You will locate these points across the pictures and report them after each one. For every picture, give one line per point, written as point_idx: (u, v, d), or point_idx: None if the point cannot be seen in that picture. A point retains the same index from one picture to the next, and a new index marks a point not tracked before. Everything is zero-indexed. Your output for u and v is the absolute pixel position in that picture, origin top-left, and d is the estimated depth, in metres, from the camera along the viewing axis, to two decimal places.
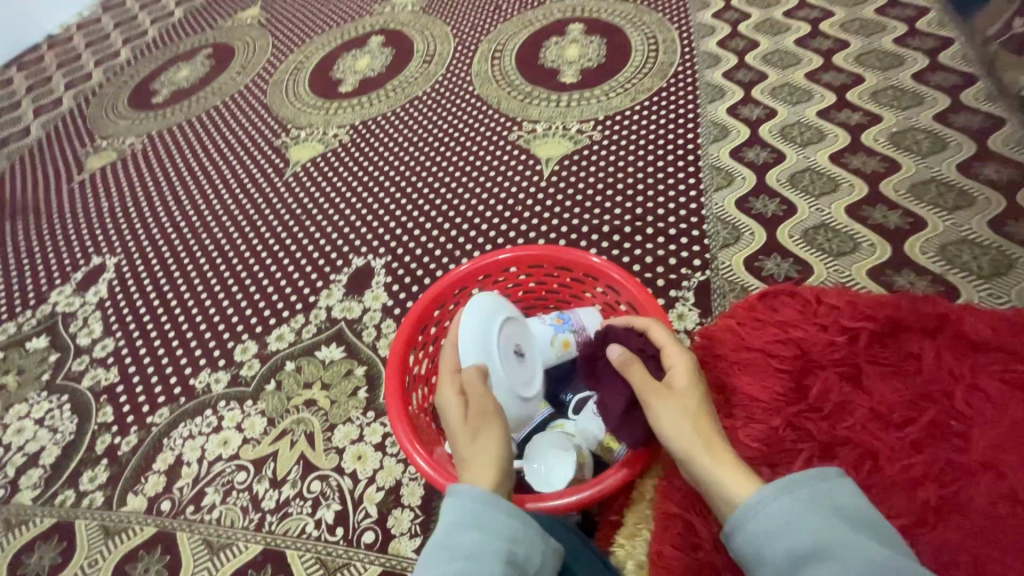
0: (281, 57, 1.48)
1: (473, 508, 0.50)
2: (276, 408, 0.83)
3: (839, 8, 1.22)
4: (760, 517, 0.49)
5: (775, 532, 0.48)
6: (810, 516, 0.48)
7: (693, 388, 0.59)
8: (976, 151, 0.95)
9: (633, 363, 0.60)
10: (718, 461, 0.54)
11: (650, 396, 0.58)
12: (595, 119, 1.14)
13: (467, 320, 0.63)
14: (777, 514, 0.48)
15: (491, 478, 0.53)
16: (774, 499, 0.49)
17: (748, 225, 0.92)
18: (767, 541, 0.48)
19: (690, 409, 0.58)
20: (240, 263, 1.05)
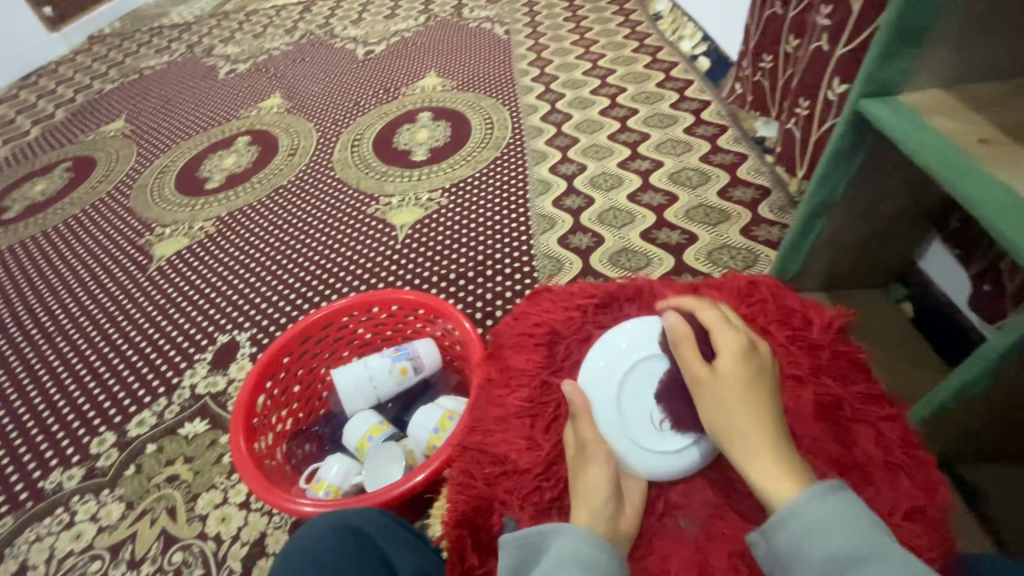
0: (145, 163, 1.54)
1: (580, 543, 0.47)
2: (135, 491, 0.86)
3: (630, 84, 1.50)
4: (806, 514, 0.42)
5: (821, 532, 0.41)
6: (869, 525, 0.41)
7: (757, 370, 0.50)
8: (730, 179, 1.21)
9: (686, 339, 0.54)
10: (755, 444, 0.47)
11: (700, 373, 0.52)
12: (442, 187, 1.30)
13: (594, 350, 0.62)
14: (825, 512, 0.41)
15: (589, 510, 0.50)
16: (830, 497, 0.42)
17: (569, 257, 1.11)
18: (808, 542, 0.41)
19: (745, 388, 0.49)
20: (99, 359, 1.06)
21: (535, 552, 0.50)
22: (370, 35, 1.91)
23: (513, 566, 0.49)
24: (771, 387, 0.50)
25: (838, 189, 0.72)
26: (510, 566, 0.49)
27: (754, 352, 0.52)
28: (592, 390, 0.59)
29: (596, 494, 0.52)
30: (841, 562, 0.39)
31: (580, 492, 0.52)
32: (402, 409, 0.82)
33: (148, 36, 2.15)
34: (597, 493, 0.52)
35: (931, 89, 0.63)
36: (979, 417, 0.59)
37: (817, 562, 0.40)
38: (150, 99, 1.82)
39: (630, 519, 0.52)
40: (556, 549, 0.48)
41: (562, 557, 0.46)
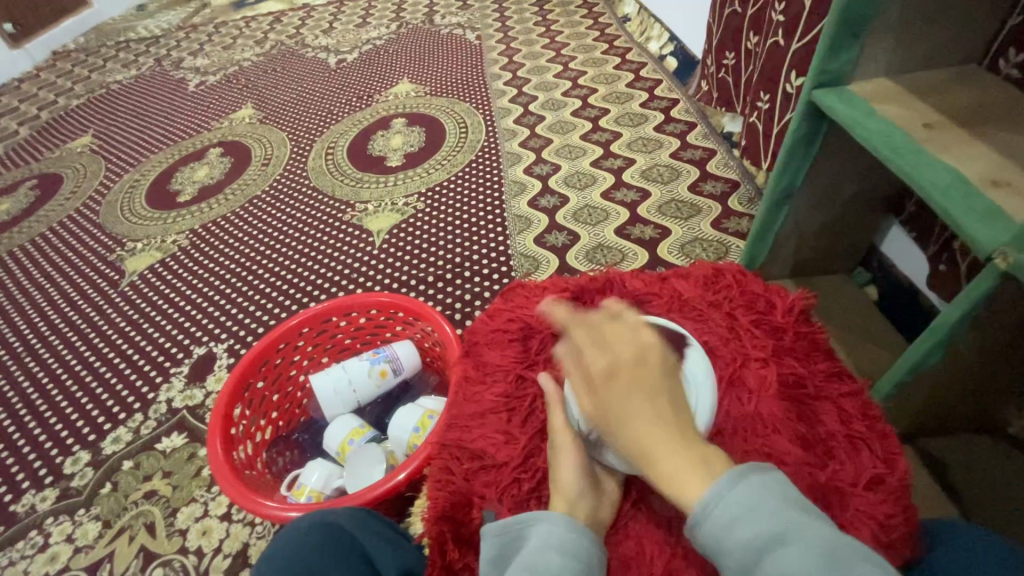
0: (114, 178, 1.52)
1: (561, 532, 0.48)
2: (112, 509, 0.84)
3: (600, 85, 1.52)
4: (713, 511, 0.41)
5: (736, 522, 0.40)
6: (780, 504, 0.40)
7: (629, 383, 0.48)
8: (700, 174, 1.24)
9: (570, 367, 0.53)
10: (655, 460, 0.45)
11: (590, 406, 0.50)
12: (418, 192, 1.31)
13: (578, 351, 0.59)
14: (737, 500, 0.41)
15: (567, 500, 0.51)
16: (737, 485, 0.42)
17: (545, 256, 1.12)
18: (727, 534, 0.40)
19: (627, 409, 0.47)
20: (71, 378, 1.04)
21: (513, 544, 0.50)
22: (341, 44, 1.91)
23: (494, 559, 0.49)
24: (653, 396, 0.48)
25: (798, 177, 0.75)
26: (490, 559, 0.49)
27: (629, 367, 0.50)
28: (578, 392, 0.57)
29: (575, 485, 0.52)
30: (758, 547, 0.38)
31: (560, 483, 0.53)
32: (382, 412, 0.83)
33: (114, 51, 2.11)
34: (573, 484, 0.52)
35: (878, 78, 0.66)
36: (936, 390, 0.61)
37: (738, 551, 0.39)
38: (117, 113, 1.79)
39: (610, 508, 0.53)
40: (537, 539, 0.48)
41: (543, 545, 0.47)
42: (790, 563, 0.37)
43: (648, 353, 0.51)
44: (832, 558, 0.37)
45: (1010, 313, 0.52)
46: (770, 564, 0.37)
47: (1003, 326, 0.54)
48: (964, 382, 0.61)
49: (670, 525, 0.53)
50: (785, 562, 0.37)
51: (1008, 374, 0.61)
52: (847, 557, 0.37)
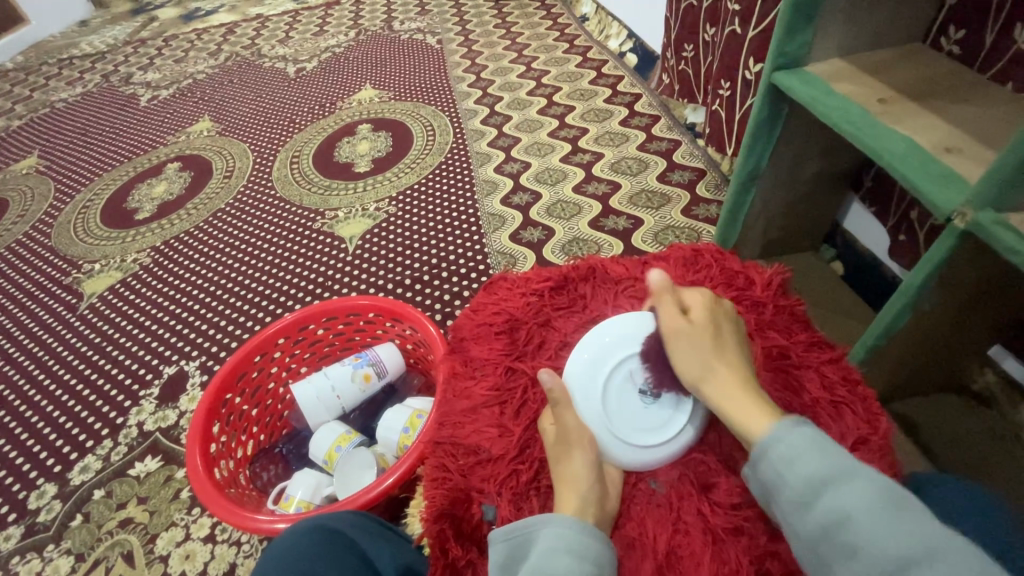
0: (65, 199, 1.44)
1: (569, 536, 0.47)
2: (85, 541, 0.81)
3: (564, 83, 1.54)
4: (782, 439, 0.44)
5: (801, 457, 0.42)
6: (846, 453, 0.42)
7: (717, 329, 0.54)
8: (667, 164, 1.26)
9: (663, 297, 0.57)
10: (730, 391, 0.49)
11: (681, 328, 0.54)
12: (389, 197, 1.29)
13: (580, 346, 0.59)
14: (805, 439, 0.43)
15: (577, 497, 0.50)
16: (807, 428, 0.44)
17: (522, 252, 1.12)
18: (788, 466, 0.42)
19: (718, 344, 0.52)
20: (30, 409, 0.98)
21: (520, 548, 0.49)
22: (299, 53, 1.87)
23: (502, 564, 0.48)
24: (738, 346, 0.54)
25: (763, 158, 0.77)
26: (499, 564, 0.48)
27: (722, 310, 0.57)
28: (576, 387, 0.56)
29: (580, 481, 0.51)
30: (817, 481, 0.41)
31: (566, 481, 0.52)
32: (369, 418, 0.81)
33: (57, 68, 2.02)
34: (578, 481, 0.51)
35: (832, 60, 0.69)
36: (906, 352, 0.64)
37: (796, 482, 0.42)
38: (64, 132, 1.70)
39: (613, 501, 0.53)
40: (546, 543, 0.47)
41: (551, 548, 0.46)
42: (850, 499, 0.39)
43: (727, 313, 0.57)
44: (893, 500, 0.38)
45: (973, 271, 0.55)
46: (830, 494, 0.40)
47: (964, 287, 0.57)
48: (935, 342, 0.64)
49: (669, 503, 0.53)
50: (845, 496, 0.39)
51: (971, 332, 0.65)
52: (908, 503, 0.38)
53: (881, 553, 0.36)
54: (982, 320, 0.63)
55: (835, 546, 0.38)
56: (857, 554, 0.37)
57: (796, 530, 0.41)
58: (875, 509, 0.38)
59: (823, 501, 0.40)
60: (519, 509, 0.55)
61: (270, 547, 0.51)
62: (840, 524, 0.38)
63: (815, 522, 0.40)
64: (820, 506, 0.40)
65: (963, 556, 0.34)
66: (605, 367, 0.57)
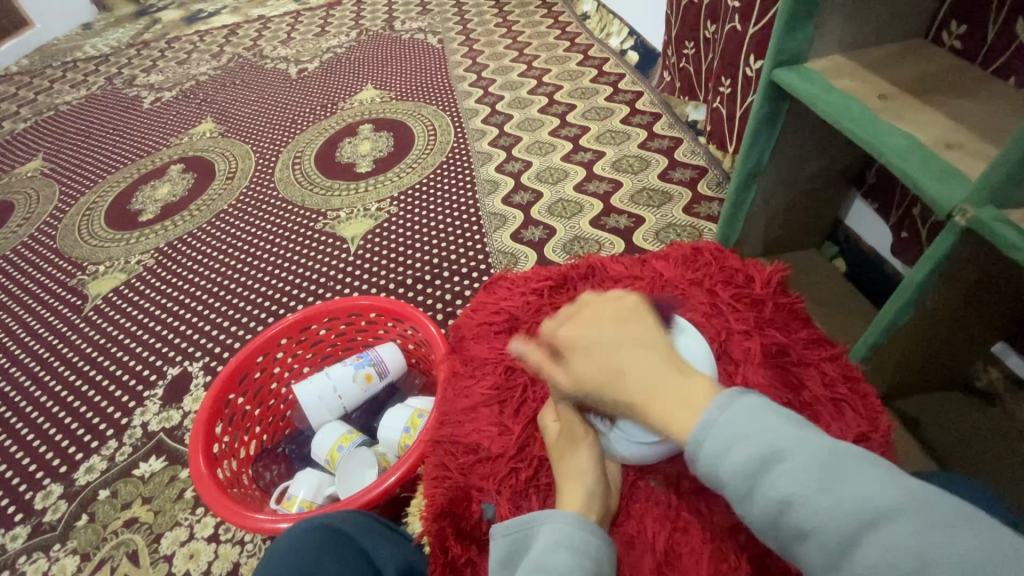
0: (70, 202, 1.45)
1: (569, 532, 0.47)
2: (91, 541, 0.81)
3: (565, 82, 1.53)
4: (708, 436, 0.39)
5: (733, 446, 0.38)
6: (771, 419, 0.39)
7: (597, 360, 0.46)
8: (669, 162, 1.26)
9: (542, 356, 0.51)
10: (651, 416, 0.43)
11: (572, 386, 0.48)
12: (390, 196, 1.29)
13: None
14: (729, 426, 0.39)
15: (582, 493, 0.50)
16: (725, 411, 0.40)
17: (523, 251, 1.12)
18: (721, 460, 0.39)
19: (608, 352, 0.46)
20: (36, 410, 0.99)
21: (521, 546, 0.49)
22: (301, 54, 1.87)
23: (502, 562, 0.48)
24: (629, 350, 0.46)
25: (764, 155, 0.77)
26: (498, 561, 0.49)
27: (598, 324, 0.49)
28: None
29: (586, 476, 0.51)
30: (754, 470, 0.37)
31: (569, 477, 0.51)
32: (371, 418, 0.82)
33: (61, 71, 2.03)
34: (584, 476, 0.51)
35: (832, 56, 0.69)
36: (908, 349, 0.63)
37: (734, 476, 0.38)
38: (69, 135, 1.71)
39: (615, 497, 0.53)
40: (547, 539, 0.46)
41: (550, 544, 0.46)
42: (789, 479, 0.36)
43: (603, 323, 0.49)
44: (828, 465, 0.36)
45: (974, 268, 0.55)
46: (769, 481, 0.37)
47: (966, 284, 0.56)
48: (935, 340, 0.63)
49: (669, 500, 0.53)
50: (785, 479, 0.36)
51: (974, 329, 0.64)
52: (841, 459, 0.36)
53: (830, 532, 0.34)
54: (985, 316, 0.63)
55: (786, 530, 0.36)
56: (811, 536, 0.35)
57: (746, 519, 0.39)
58: (815, 487, 0.35)
59: (762, 489, 0.37)
60: (519, 506, 0.55)
61: (271, 544, 0.51)
62: (786, 511, 0.36)
63: (761, 512, 0.37)
64: (762, 496, 0.37)
65: (903, 508, 0.33)
66: None
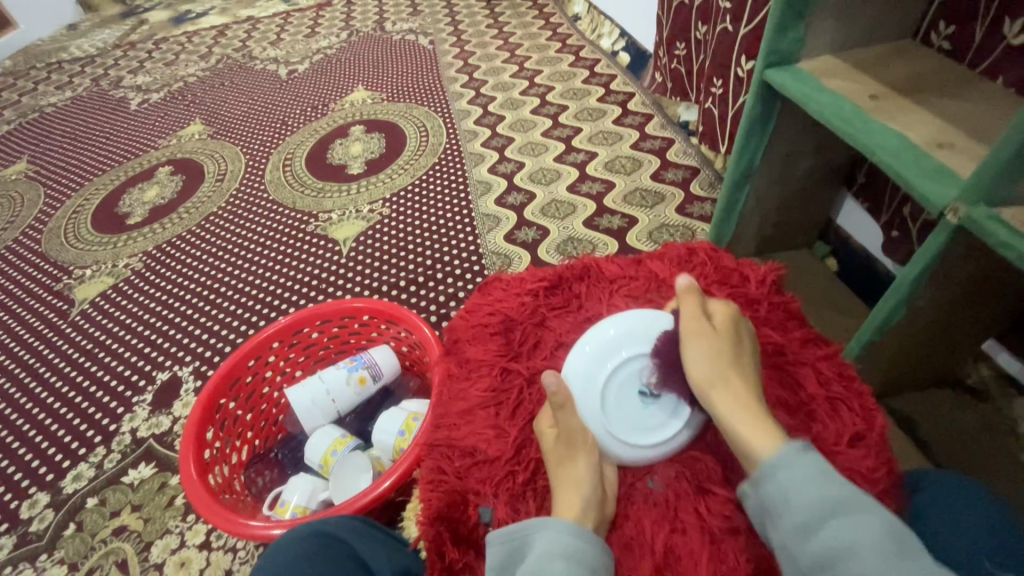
0: (55, 205, 1.42)
1: (567, 540, 0.47)
2: (78, 550, 0.80)
3: (557, 83, 1.54)
4: (789, 461, 0.45)
5: (811, 484, 0.44)
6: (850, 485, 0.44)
7: (734, 344, 0.54)
8: (661, 162, 1.26)
9: (692, 303, 0.57)
10: (740, 403, 0.50)
11: (704, 337, 0.54)
12: (382, 198, 1.28)
13: (579, 347, 0.58)
14: (811, 467, 0.45)
15: (580, 500, 0.50)
16: (811, 455, 0.46)
17: (517, 252, 1.12)
18: (795, 490, 0.44)
19: (736, 355, 0.53)
20: (22, 418, 0.97)
21: (518, 553, 0.49)
22: (291, 55, 1.86)
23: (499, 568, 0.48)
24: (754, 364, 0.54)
25: (757, 155, 0.77)
26: (496, 567, 0.48)
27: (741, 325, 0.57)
28: (577, 388, 0.56)
29: (582, 483, 0.51)
30: (828, 508, 0.42)
31: (566, 484, 0.51)
32: (365, 421, 0.81)
33: (45, 72, 2.00)
34: (582, 483, 0.51)
35: (823, 57, 0.69)
36: (901, 347, 0.64)
37: (803, 506, 0.43)
38: (54, 137, 1.69)
39: (612, 503, 0.53)
40: (543, 549, 0.46)
41: (547, 553, 0.46)
42: (854, 530, 0.40)
43: (743, 330, 0.57)
44: (899, 538, 0.40)
45: (965, 266, 0.55)
46: (836, 523, 0.41)
47: (959, 282, 0.57)
48: (929, 336, 0.64)
49: (666, 502, 0.53)
50: (850, 528, 0.41)
51: (966, 326, 0.65)
52: (910, 540, 0.40)
53: None
54: (977, 313, 0.64)
55: (836, 574, 0.39)
56: None
57: (792, 550, 0.42)
58: (883, 541, 0.39)
59: (826, 526, 0.41)
60: (516, 510, 0.54)
61: (265, 551, 0.51)
62: (842, 553, 0.40)
63: (815, 547, 0.41)
64: (824, 532, 0.41)
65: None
66: (607, 369, 0.56)
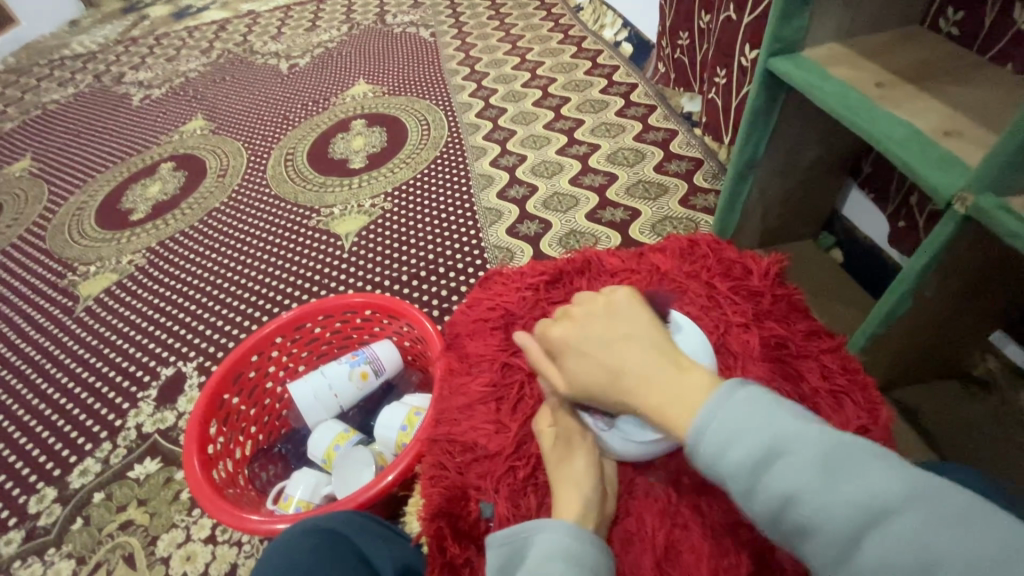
0: (59, 202, 1.43)
1: (567, 543, 0.46)
2: (86, 544, 0.81)
3: (559, 74, 1.52)
4: (708, 429, 0.39)
5: (733, 440, 0.38)
6: (772, 411, 0.38)
7: (594, 360, 0.46)
8: (664, 154, 1.25)
9: (539, 356, 0.51)
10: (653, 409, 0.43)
11: (570, 384, 0.48)
12: (384, 192, 1.28)
13: None
14: (728, 419, 0.39)
15: (578, 498, 0.50)
16: (729, 402, 0.39)
17: (518, 245, 1.11)
18: (720, 457, 0.38)
19: (601, 371, 0.46)
20: (29, 414, 0.98)
21: (516, 556, 0.48)
22: (292, 49, 1.85)
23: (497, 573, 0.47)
24: (627, 347, 0.46)
25: (760, 147, 0.76)
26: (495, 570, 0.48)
27: (586, 329, 0.49)
28: None
29: (581, 482, 0.51)
30: (756, 466, 0.37)
31: (566, 482, 0.51)
32: (368, 416, 0.81)
33: (48, 69, 2.00)
34: (582, 482, 0.51)
35: (828, 44, 0.68)
36: (906, 339, 0.63)
37: (734, 471, 0.38)
38: (57, 134, 1.69)
39: (611, 502, 0.53)
40: (542, 551, 0.46)
41: (546, 555, 0.45)
42: (790, 475, 0.36)
43: (596, 328, 0.48)
44: (834, 457, 0.36)
45: (972, 256, 0.54)
46: (771, 477, 0.36)
47: (966, 272, 0.56)
48: (935, 328, 0.63)
49: (668, 497, 0.53)
50: (785, 475, 0.36)
51: (973, 317, 0.64)
52: (844, 453, 0.36)
53: (832, 528, 0.34)
54: (984, 304, 0.63)
55: (791, 526, 0.36)
56: (813, 532, 0.35)
57: (747, 514, 0.38)
58: (817, 480, 0.35)
59: (762, 484, 0.37)
60: (516, 505, 0.54)
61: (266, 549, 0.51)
62: (786, 507, 0.36)
63: (762, 509, 0.37)
64: (763, 492, 0.36)
65: (906, 500, 0.33)
66: None
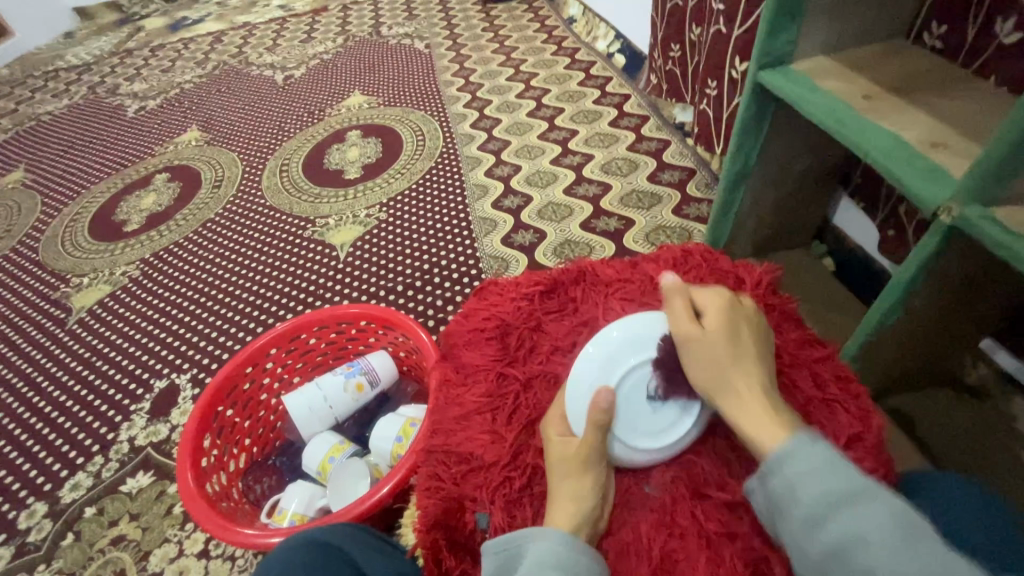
0: (52, 213, 1.42)
1: (561, 553, 0.47)
2: (77, 560, 0.80)
3: (552, 85, 1.54)
4: (796, 457, 0.44)
5: (816, 476, 0.43)
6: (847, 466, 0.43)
7: (730, 337, 0.53)
8: (657, 164, 1.26)
9: (682, 301, 0.57)
10: (745, 402, 0.50)
11: (695, 335, 0.54)
12: (379, 203, 1.28)
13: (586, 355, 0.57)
14: (814, 458, 0.44)
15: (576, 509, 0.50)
16: (816, 446, 0.45)
17: (513, 255, 1.11)
18: (800, 486, 0.43)
19: (735, 350, 0.52)
20: (19, 427, 0.97)
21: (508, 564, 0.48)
22: (288, 61, 1.86)
23: None
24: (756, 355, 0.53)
25: (751, 157, 0.77)
26: None
27: (737, 317, 0.55)
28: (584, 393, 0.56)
29: (581, 496, 0.51)
30: (834, 501, 0.41)
31: (563, 496, 0.51)
32: (363, 427, 0.81)
33: (43, 81, 2.00)
34: (583, 498, 0.51)
35: (815, 57, 0.69)
36: (899, 346, 0.64)
37: (809, 501, 0.42)
38: (51, 146, 1.69)
39: (608, 512, 0.53)
40: (537, 561, 0.47)
41: (539, 565, 0.46)
42: (864, 521, 0.40)
43: (742, 324, 0.55)
44: (906, 523, 0.39)
45: (961, 264, 0.55)
46: (842, 516, 0.41)
47: (955, 278, 0.57)
48: (926, 334, 0.63)
49: (664, 507, 0.53)
50: (858, 519, 0.40)
51: (963, 323, 0.65)
52: (913, 522, 0.40)
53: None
54: (973, 312, 0.64)
55: (846, 566, 0.40)
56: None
57: (803, 547, 0.42)
58: (889, 532, 0.39)
59: (833, 520, 0.41)
60: (512, 517, 0.54)
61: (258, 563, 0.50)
62: (853, 546, 0.39)
63: (825, 541, 0.41)
64: (832, 526, 0.41)
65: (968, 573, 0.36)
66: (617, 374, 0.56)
